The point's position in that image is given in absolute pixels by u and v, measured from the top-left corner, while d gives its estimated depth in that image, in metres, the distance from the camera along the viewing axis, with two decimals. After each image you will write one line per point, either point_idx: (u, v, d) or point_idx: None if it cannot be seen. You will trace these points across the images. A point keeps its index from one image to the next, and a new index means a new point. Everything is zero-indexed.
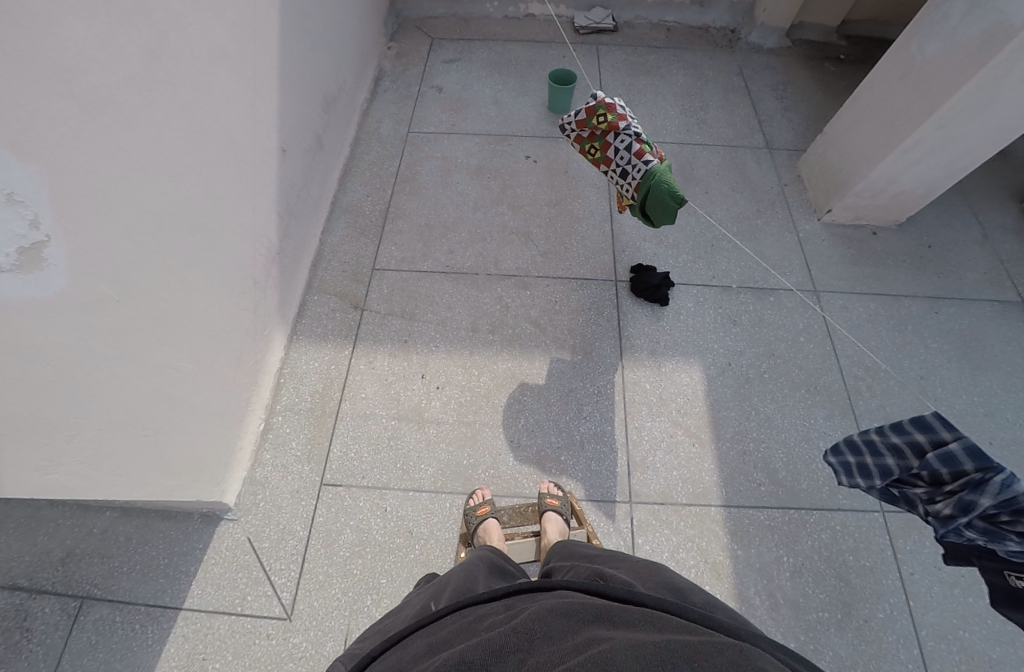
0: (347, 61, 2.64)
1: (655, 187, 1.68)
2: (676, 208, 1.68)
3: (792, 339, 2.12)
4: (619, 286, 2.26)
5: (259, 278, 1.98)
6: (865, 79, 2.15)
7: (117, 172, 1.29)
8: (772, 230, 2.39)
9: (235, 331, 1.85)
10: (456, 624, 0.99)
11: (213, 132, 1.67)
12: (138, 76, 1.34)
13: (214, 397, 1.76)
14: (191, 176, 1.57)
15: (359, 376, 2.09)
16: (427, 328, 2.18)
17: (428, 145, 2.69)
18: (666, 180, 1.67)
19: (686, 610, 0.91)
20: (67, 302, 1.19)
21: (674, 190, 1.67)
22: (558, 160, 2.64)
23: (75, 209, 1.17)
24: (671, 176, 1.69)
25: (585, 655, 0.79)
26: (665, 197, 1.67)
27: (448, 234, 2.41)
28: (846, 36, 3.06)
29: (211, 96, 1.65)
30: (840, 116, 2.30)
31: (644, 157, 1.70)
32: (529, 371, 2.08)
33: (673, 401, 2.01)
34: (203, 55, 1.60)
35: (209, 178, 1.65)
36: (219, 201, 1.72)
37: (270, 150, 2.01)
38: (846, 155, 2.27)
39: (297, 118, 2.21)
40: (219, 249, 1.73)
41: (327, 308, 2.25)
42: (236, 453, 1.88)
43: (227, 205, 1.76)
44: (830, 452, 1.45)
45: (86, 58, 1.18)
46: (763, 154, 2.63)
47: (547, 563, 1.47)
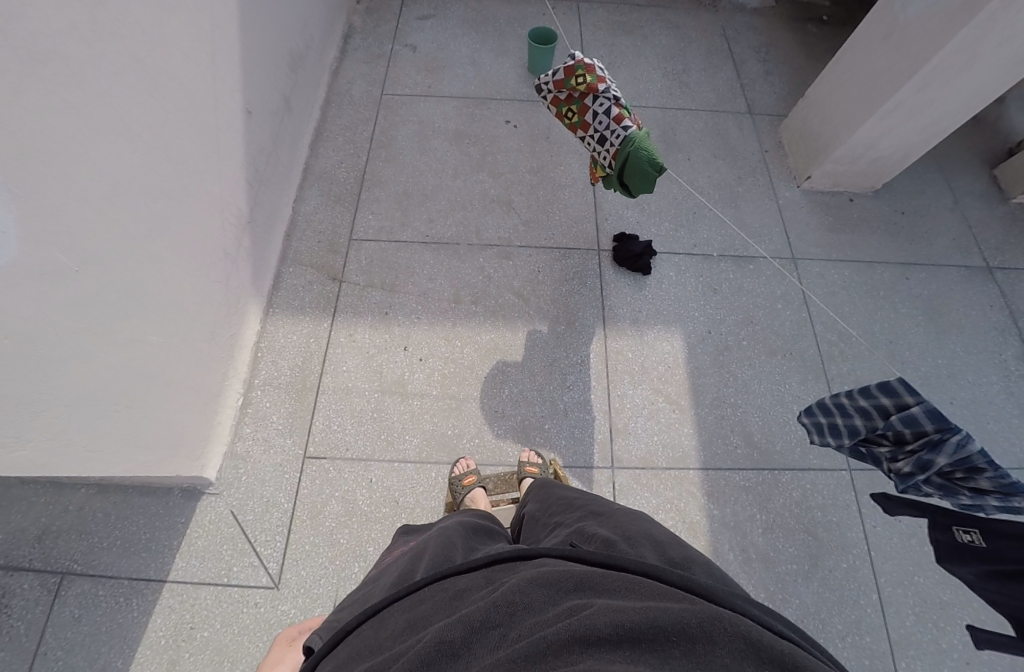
0: (313, 16, 2.49)
1: (633, 155, 1.64)
2: (655, 177, 1.65)
3: (770, 307, 2.17)
4: (601, 255, 2.26)
5: (231, 250, 1.92)
6: (847, 40, 2.13)
7: (68, 132, 1.21)
8: (752, 198, 2.40)
9: (206, 303, 1.79)
10: (434, 599, 1.01)
11: (172, 92, 1.58)
12: (82, 26, 1.24)
13: (187, 371, 1.72)
14: (148, 137, 1.48)
15: (339, 350, 2.06)
16: (408, 300, 2.15)
17: (404, 108, 2.58)
18: (645, 147, 1.63)
19: (665, 571, 0.94)
20: (21, 273, 1.13)
21: (653, 158, 1.63)
22: (539, 124, 2.57)
23: (22, 172, 1.10)
24: (651, 143, 1.65)
25: (564, 625, 0.82)
26: (644, 165, 1.63)
27: (427, 202, 2.35)
28: None
29: (166, 50, 1.55)
30: (821, 79, 2.29)
31: (623, 122, 1.66)
32: (511, 342, 2.08)
33: (654, 369, 2.05)
34: (155, 4, 1.48)
35: (168, 140, 1.57)
36: (182, 167, 1.63)
37: (235, 112, 1.91)
38: (827, 120, 2.27)
39: (262, 77, 2.09)
40: (185, 218, 1.66)
41: (304, 279, 2.19)
42: (214, 427, 1.86)
43: (191, 171, 1.68)
44: (802, 413, 1.51)
45: (24, 3, 1.08)
46: (745, 120, 2.61)
47: (529, 506, 1.53)
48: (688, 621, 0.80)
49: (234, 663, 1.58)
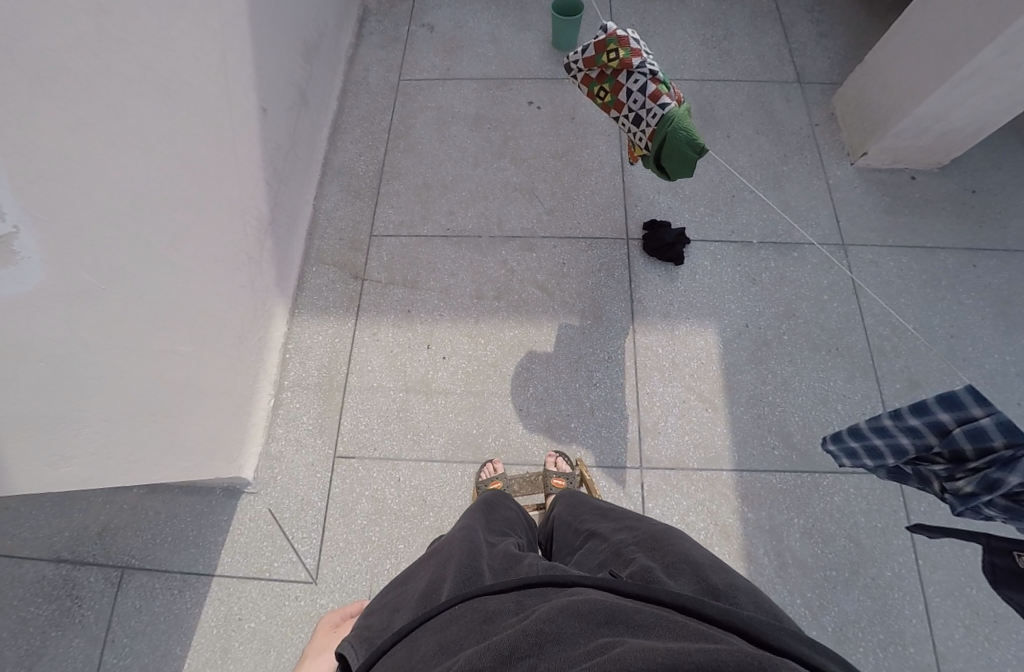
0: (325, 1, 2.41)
1: (672, 133, 1.59)
2: (696, 157, 1.60)
3: (814, 299, 2.07)
4: (630, 244, 2.15)
5: (252, 251, 1.91)
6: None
7: (82, 150, 1.20)
8: (799, 177, 2.28)
9: (232, 308, 1.81)
10: (466, 620, 0.96)
11: (186, 98, 1.56)
12: (88, 36, 1.21)
13: (217, 374, 1.75)
14: (164, 146, 1.47)
15: (364, 349, 2.06)
16: (432, 296, 2.12)
17: (421, 93, 2.50)
18: (684, 127, 1.58)
19: (704, 605, 0.86)
20: (49, 296, 1.15)
21: (693, 138, 1.58)
22: (564, 105, 2.43)
23: (40, 195, 1.10)
24: (690, 121, 1.60)
25: (600, 658, 0.78)
26: (682, 145, 1.58)
27: (448, 193, 2.29)
28: None
29: (175, 53, 1.51)
30: (882, 44, 2.15)
31: (661, 100, 1.59)
32: (537, 338, 2.03)
33: (685, 365, 1.96)
34: (160, 5, 1.44)
35: (185, 147, 1.55)
36: (201, 173, 1.63)
37: (249, 112, 1.88)
38: (887, 90, 2.13)
39: (276, 73, 2.05)
40: (209, 228, 1.67)
41: (326, 278, 2.19)
42: (249, 428, 1.91)
43: (210, 177, 1.67)
44: (831, 441, 1.47)
45: (25, 20, 1.05)
46: (792, 90, 2.46)
47: (559, 510, 1.51)
48: (725, 660, 0.72)
49: (278, 653, 1.65)
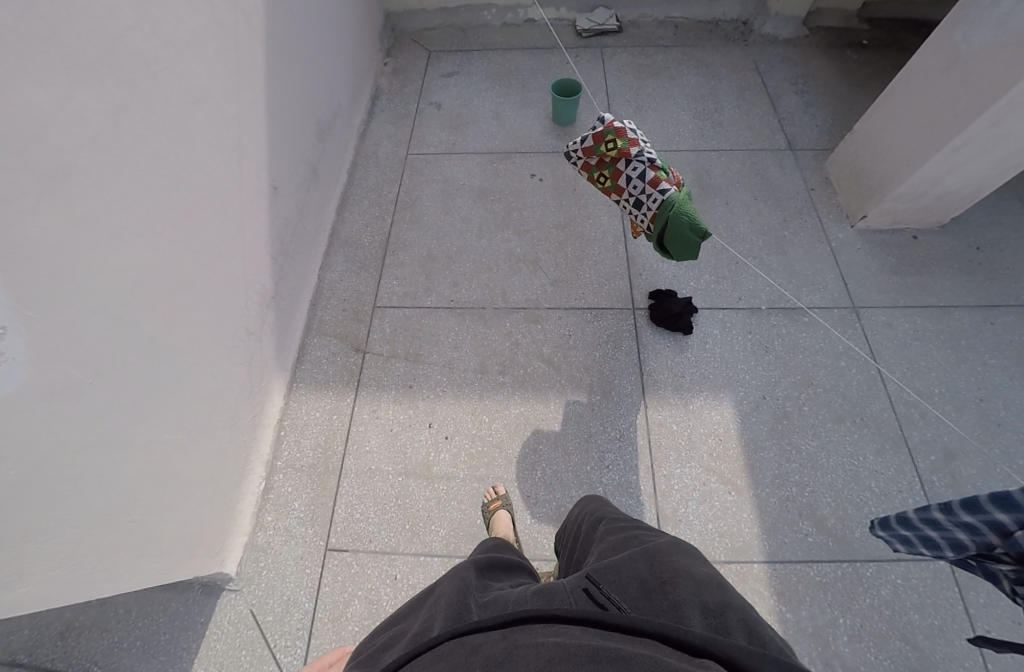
0: (340, 84, 2.54)
1: (673, 217, 1.55)
2: (700, 240, 1.54)
3: (832, 364, 1.97)
4: (636, 312, 2.09)
5: (254, 327, 1.85)
6: (898, 73, 2.07)
7: (88, 243, 1.20)
8: (801, 241, 2.24)
9: (228, 388, 1.72)
10: (450, 658, 0.75)
11: (198, 184, 1.56)
12: (106, 135, 1.24)
13: (207, 460, 1.63)
14: (173, 232, 1.46)
15: (362, 427, 1.94)
16: (434, 370, 2.03)
17: (427, 168, 2.56)
18: (686, 212, 1.54)
19: (689, 637, 0.73)
20: (33, 394, 1.08)
21: (695, 222, 1.53)
22: (565, 176, 2.48)
23: (31, 291, 1.07)
24: (691, 205, 1.56)
25: None
26: (684, 229, 1.54)
27: (451, 264, 2.27)
28: (869, 18, 3.05)
29: (191, 144, 1.53)
30: (868, 114, 2.21)
31: (660, 185, 1.57)
32: (544, 417, 1.92)
33: (703, 443, 1.84)
34: (181, 101, 1.48)
35: (193, 232, 1.54)
36: (206, 255, 1.60)
37: (259, 190, 1.89)
38: (879, 156, 2.16)
39: (288, 150, 2.08)
40: (210, 306, 1.62)
41: (327, 351, 2.11)
42: (236, 517, 1.77)
43: (214, 257, 1.64)
44: (878, 525, 1.33)
45: (44, 124, 1.10)
46: (786, 156, 2.51)
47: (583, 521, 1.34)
48: None
49: None
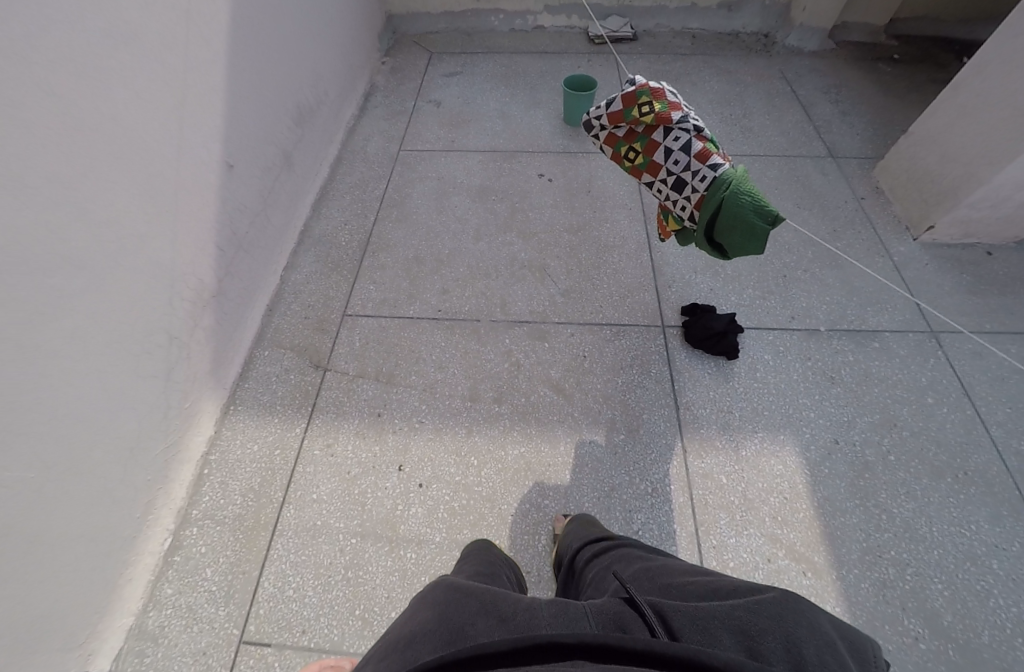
0: (330, 71, 2.19)
1: (729, 199, 1.12)
2: (768, 229, 1.12)
3: (918, 403, 1.55)
4: (668, 331, 1.69)
5: (179, 332, 1.37)
6: (971, 58, 1.73)
7: None
8: (859, 255, 1.86)
9: (129, 416, 1.23)
10: None
11: (100, 132, 1.13)
12: None
13: (81, 515, 1.13)
14: (59, 195, 1.05)
15: (309, 468, 1.46)
16: (410, 396, 1.58)
17: (420, 164, 2.19)
18: (748, 190, 1.12)
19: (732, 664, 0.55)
20: None
21: (760, 204, 1.12)
22: (579, 177, 2.12)
23: None
24: (752, 185, 1.14)
25: None
26: (747, 213, 1.11)
27: (441, 270, 1.86)
28: (895, 37, 2.71)
29: (107, 87, 1.15)
30: (926, 114, 1.88)
31: (711, 159, 1.16)
32: (551, 461, 1.47)
33: (762, 504, 1.40)
34: (94, 31, 1.12)
35: (92, 199, 1.12)
36: (107, 228, 1.15)
37: (204, 162, 1.45)
38: (947, 158, 1.80)
39: (254, 125, 1.68)
40: (106, 299, 1.16)
41: (280, 365, 1.65)
42: (119, 587, 1.23)
43: (122, 233, 1.19)
44: None
45: None
46: (828, 164, 2.16)
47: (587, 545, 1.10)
48: None
49: None
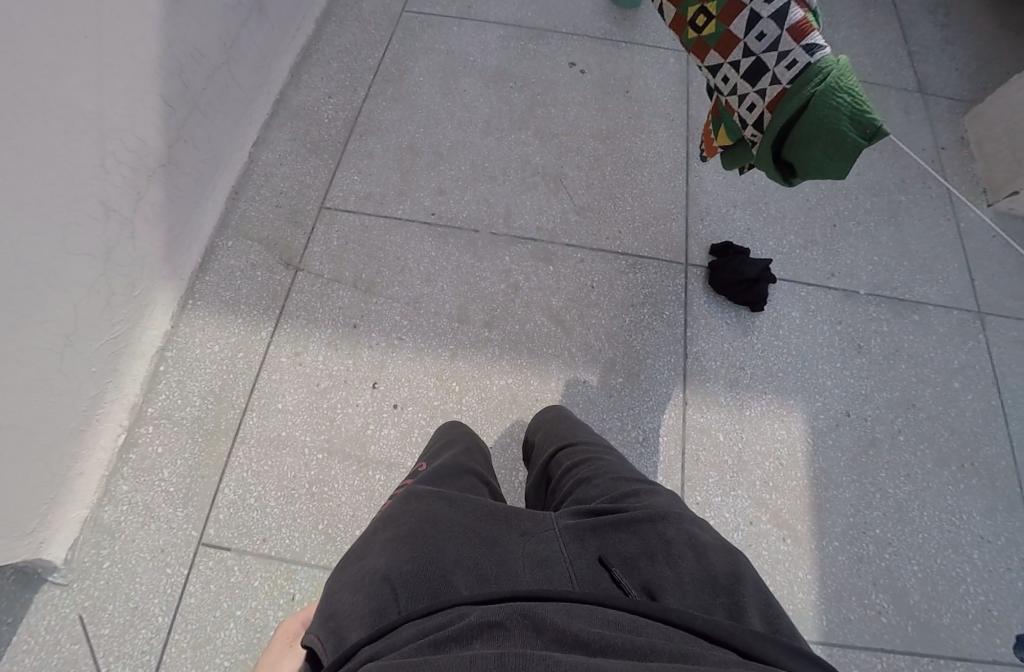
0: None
1: (820, 98, 0.80)
2: (861, 145, 0.81)
3: (941, 385, 1.44)
4: (689, 270, 1.51)
5: (118, 204, 1.14)
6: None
7: None
8: (918, 210, 1.65)
9: (46, 310, 1.00)
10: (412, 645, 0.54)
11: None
12: None
13: (22, 409, 0.99)
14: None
15: (278, 373, 1.35)
16: (392, 308, 1.44)
17: (431, 30, 1.85)
18: (849, 89, 0.80)
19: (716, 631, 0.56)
20: None
21: (861, 108, 0.80)
22: (616, 72, 1.81)
23: None
24: (854, 76, 0.81)
25: None
26: (841, 120, 0.80)
27: (443, 165, 1.62)
28: None
29: None
30: None
31: (809, 37, 0.83)
32: (538, 398, 1.36)
33: (756, 468, 1.32)
34: None
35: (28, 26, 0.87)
36: (12, 56, 0.85)
37: None
38: None
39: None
40: (18, 159, 0.89)
41: (244, 261, 1.47)
42: (71, 483, 1.16)
43: (31, 69, 0.89)
44: None
45: None
46: (908, 95, 1.86)
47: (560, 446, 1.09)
48: None
49: None
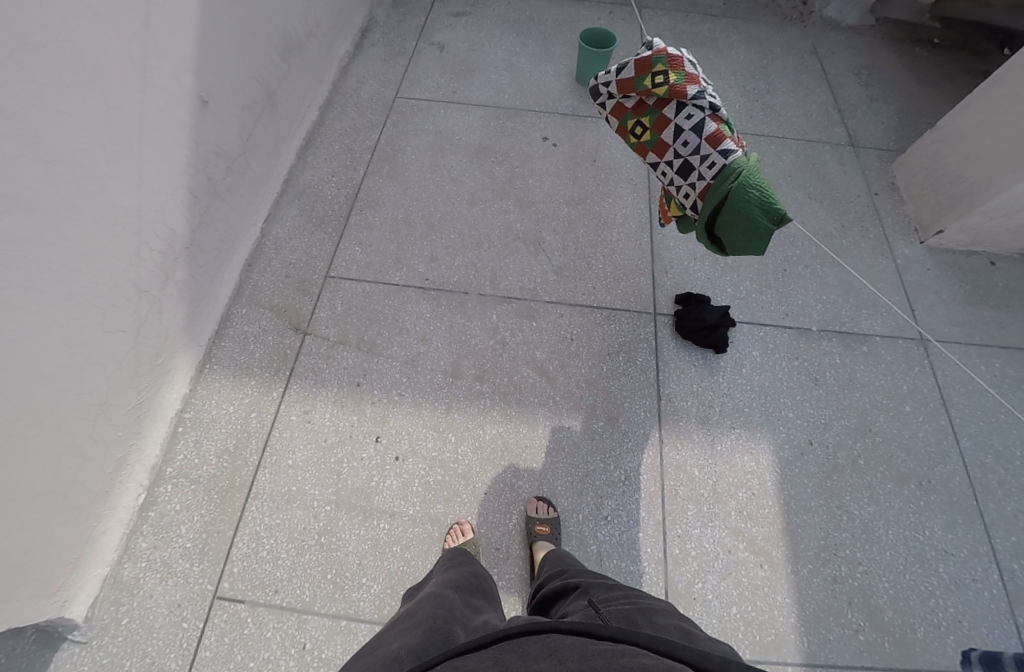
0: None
1: (736, 193, 1.01)
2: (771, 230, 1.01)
3: (895, 411, 1.57)
4: (658, 320, 1.67)
5: (148, 284, 1.29)
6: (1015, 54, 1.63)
7: None
8: (861, 254, 1.84)
9: (86, 382, 1.14)
10: None
11: (60, 55, 0.99)
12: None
13: (56, 472, 1.10)
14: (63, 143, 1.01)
15: (287, 431, 1.46)
16: (391, 367, 1.57)
17: (418, 115, 2.07)
18: (758, 185, 1.01)
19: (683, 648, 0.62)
20: None
21: (769, 201, 1.00)
22: (585, 145, 2.02)
23: None
24: (761, 175, 1.02)
25: None
26: (753, 210, 1.00)
27: (433, 234, 1.80)
28: (938, 18, 2.56)
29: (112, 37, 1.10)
30: (956, 111, 1.80)
31: (723, 144, 1.04)
32: (527, 445, 1.47)
33: (731, 499, 1.42)
34: None
35: (88, 147, 1.07)
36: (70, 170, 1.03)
37: (179, 99, 1.32)
38: (969, 160, 1.74)
39: (232, 58, 1.52)
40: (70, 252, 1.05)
41: (254, 330, 1.60)
42: (95, 542, 1.24)
43: (89, 181, 1.08)
44: None
45: None
46: (845, 153, 2.09)
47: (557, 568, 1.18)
48: None
49: None
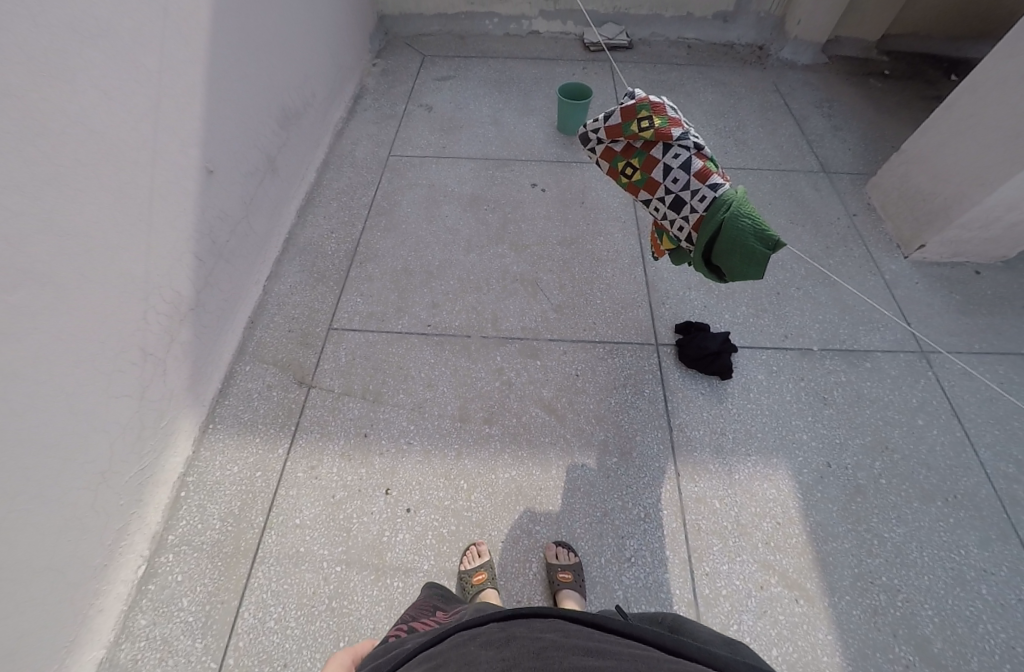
0: (316, 69, 2.10)
1: (731, 222, 1.03)
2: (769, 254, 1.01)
3: (908, 425, 1.55)
4: (661, 350, 1.67)
5: (154, 348, 1.28)
6: (963, 80, 1.73)
7: None
8: (852, 274, 1.87)
9: (92, 450, 1.13)
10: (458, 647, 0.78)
11: (75, 139, 1.05)
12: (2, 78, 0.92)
13: (53, 546, 1.07)
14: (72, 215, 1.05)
15: (294, 489, 1.41)
16: (397, 416, 1.54)
17: (410, 170, 2.14)
18: (749, 213, 1.03)
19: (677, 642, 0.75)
20: None
21: (762, 228, 1.02)
22: (572, 188, 2.09)
23: None
24: (750, 204, 1.04)
25: None
26: (747, 238, 1.02)
27: (431, 281, 1.82)
28: (887, 52, 2.73)
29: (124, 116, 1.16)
30: (916, 134, 1.89)
31: (711, 179, 1.07)
32: (541, 487, 1.43)
33: (757, 529, 1.38)
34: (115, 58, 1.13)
35: (95, 216, 1.09)
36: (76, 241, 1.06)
37: (187, 170, 1.36)
38: (939, 178, 1.81)
39: (236, 129, 1.58)
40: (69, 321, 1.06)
41: (256, 388, 1.57)
42: (91, 621, 1.17)
43: (94, 249, 1.10)
44: None
45: None
46: (821, 180, 2.17)
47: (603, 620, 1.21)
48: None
49: None
